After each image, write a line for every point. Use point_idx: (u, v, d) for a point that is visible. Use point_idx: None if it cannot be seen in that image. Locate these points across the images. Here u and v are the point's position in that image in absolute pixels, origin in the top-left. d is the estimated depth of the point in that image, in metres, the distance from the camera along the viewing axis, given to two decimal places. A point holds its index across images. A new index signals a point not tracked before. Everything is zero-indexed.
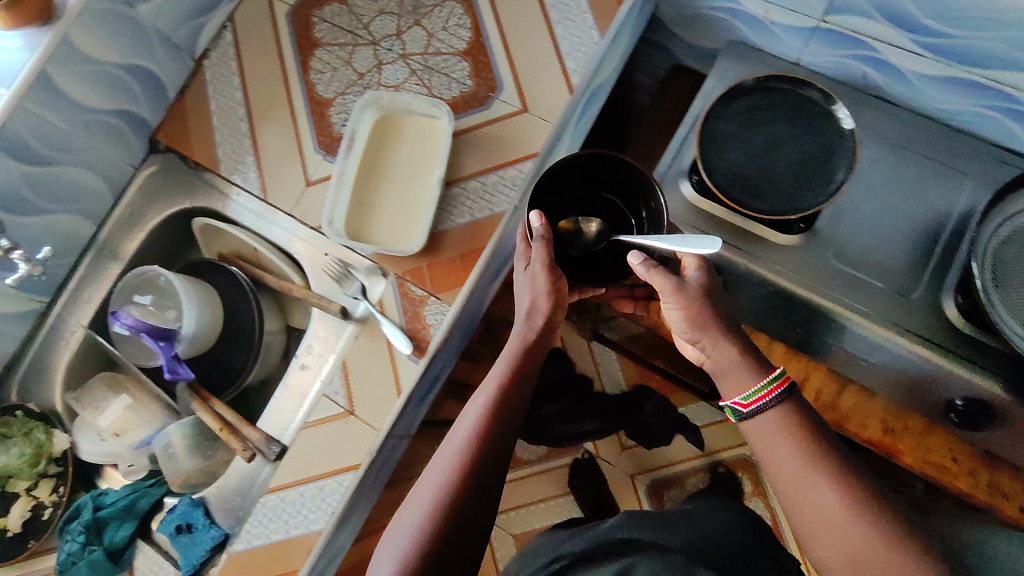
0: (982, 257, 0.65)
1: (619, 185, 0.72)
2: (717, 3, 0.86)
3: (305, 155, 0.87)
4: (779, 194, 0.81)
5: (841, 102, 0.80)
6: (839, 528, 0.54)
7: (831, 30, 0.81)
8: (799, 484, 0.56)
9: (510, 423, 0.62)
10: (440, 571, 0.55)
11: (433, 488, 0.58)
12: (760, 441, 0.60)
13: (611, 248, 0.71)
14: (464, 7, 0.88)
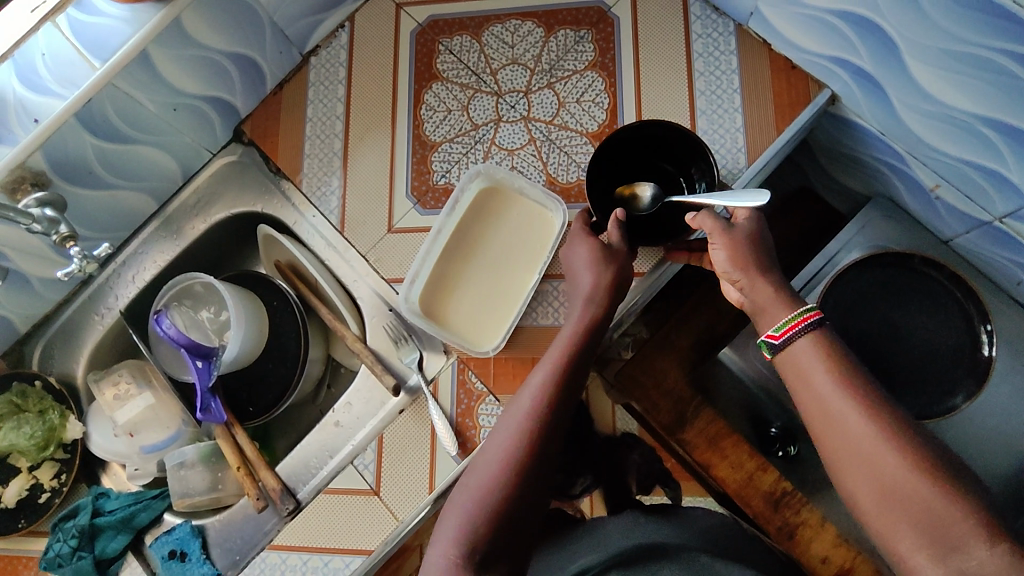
0: None
1: (669, 151, 0.70)
2: (883, 158, 0.76)
3: (394, 197, 0.80)
4: (892, 389, 0.72)
5: (991, 322, 0.73)
6: (866, 454, 0.47)
7: (1004, 231, 0.70)
8: (829, 411, 0.50)
9: (572, 392, 0.60)
10: (511, 533, 0.53)
11: (500, 452, 0.55)
12: (790, 371, 0.54)
13: (673, 211, 0.69)
14: (605, 83, 0.80)
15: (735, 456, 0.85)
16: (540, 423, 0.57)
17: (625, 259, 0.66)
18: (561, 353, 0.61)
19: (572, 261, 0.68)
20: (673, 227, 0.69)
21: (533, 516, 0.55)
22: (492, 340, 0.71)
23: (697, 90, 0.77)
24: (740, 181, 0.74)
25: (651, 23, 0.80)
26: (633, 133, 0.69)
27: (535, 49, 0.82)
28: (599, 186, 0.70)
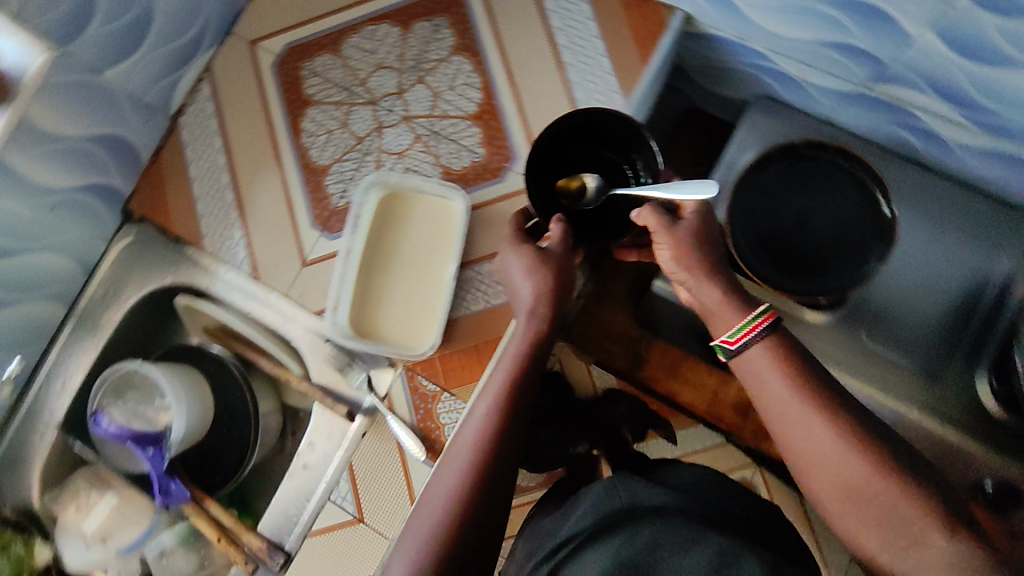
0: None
1: (609, 136, 0.65)
2: (751, 62, 0.80)
3: (300, 229, 0.79)
4: (812, 279, 0.75)
5: (882, 182, 0.76)
6: (829, 462, 0.48)
7: (876, 97, 0.74)
8: (789, 416, 0.51)
9: (520, 408, 0.60)
10: (477, 531, 0.54)
11: (454, 478, 0.56)
12: (747, 376, 0.54)
13: (615, 209, 0.65)
14: (473, 62, 0.80)
15: (696, 378, 0.87)
16: (490, 444, 0.57)
17: (566, 262, 0.64)
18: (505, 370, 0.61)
19: (510, 271, 0.66)
20: (614, 225, 0.65)
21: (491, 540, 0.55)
22: (429, 338, 0.71)
23: (560, 45, 0.79)
24: (623, 121, 0.76)
25: None
26: (568, 124, 0.64)
27: (396, 48, 0.82)
28: (540, 185, 0.65)
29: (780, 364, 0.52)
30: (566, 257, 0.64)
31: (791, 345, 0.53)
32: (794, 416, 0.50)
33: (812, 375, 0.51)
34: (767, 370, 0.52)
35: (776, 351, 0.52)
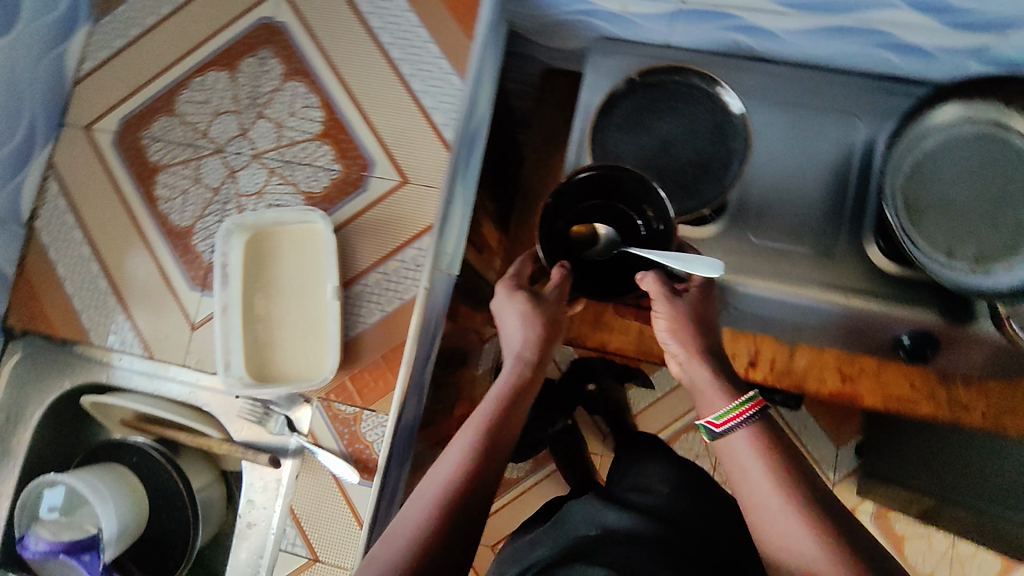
0: (894, 200, 0.67)
1: (616, 189, 0.57)
2: (571, 10, 0.80)
3: (180, 296, 0.78)
4: (685, 194, 0.78)
5: (722, 82, 0.77)
6: (781, 523, 0.47)
7: (694, 9, 0.76)
8: (750, 478, 0.50)
9: (500, 466, 0.51)
10: (443, 563, 0.46)
11: (409, 532, 0.46)
12: (726, 458, 0.52)
13: (622, 261, 0.58)
14: (306, 84, 0.79)
15: None
16: (458, 497, 0.48)
17: (558, 309, 0.59)
18: (489, 419, 0.53)
19: (501, 315, 0.60)
20: (620, 283, 0.58)
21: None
22: (326, 364, 0.70)
23: (386, 44, 0.78)
24: (466, 99, 0.75)
25: (312, 10, 0.80)
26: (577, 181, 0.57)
27: (229, 92, 0.81)
28: (547, 234, 0.58)
29: (765, 455, 0.50)
30: (557, 314, 0.59)
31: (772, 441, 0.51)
32: (771, 507, 0.48)
33: (797, 475, 0.49)
34: (749, 457, 0.51)
35: (764, 439, 0.51)
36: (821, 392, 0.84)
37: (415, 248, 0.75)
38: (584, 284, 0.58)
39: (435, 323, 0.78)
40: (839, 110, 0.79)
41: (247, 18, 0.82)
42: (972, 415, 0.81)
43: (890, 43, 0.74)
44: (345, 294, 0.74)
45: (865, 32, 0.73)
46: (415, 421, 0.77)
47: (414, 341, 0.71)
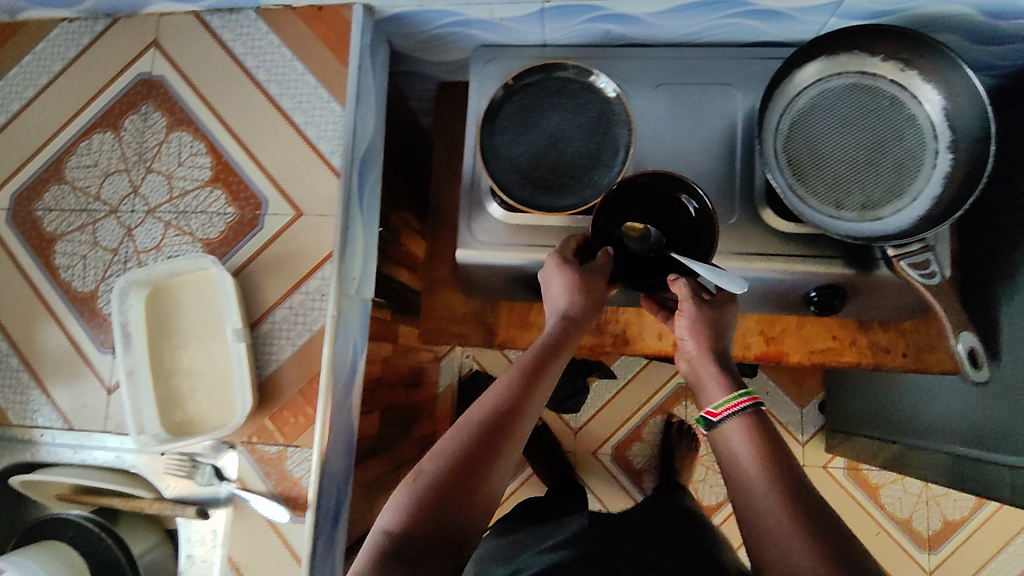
0: (778, 163, 0.76)
1: (670, 198, 0.75)
2: (444, 23, 0.81)
3: (93, 362, 0.77)
4: (580, 185, 0.80)
5: (594, 70, 0.80)
6: (766, 507, 0.61)
7: (558, 6, 0.77)
8: (746, 472, 0.65)
9: (530, 402, 0.67)
10: (475, 466, 0.61)
11: (444, 454, 0.62)
12: (720, 437, 0.70)
13: (659, 258, 0.77)
14: (191, 131, 0.79)
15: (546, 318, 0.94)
16: (489, 425, 0.64)
17: (599, 289, 0.76)
18: (528, 369, 0.69)
19: (549, 280, 0.77)
20: (653, 274, 0.77)
21: (472, 515, 0.60)
22: (238, 408, 0.70)
23: (264, 81, 0.78)
24: (349, 124, 0.76)
25: (186, 57, 0.80)
26: (653, 179, 0.74)
27: (116, 151, 0.80)
28: (610, 224, 0.77)
29: (751, 434, 0.68)
30: (596, 287, 0.75)
31: (764, 427, 0.69)
32: (745, 474, 0.65)
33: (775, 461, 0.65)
34: (740, 440, 0.68)
35: (753, 425, 0.69)
36: (751, 356, 0.90)
37: (318, 277, 0.75)
38: (627, 273, 0.77)
39: (350, 360, 0.78)
40: (714, 81, 0.82)
41: (124, 75, 0.81)
42: (893, 357, 0.87)
43: (752, 11, 0.77)
44: (255, 334, 0.74)
45: (726, 5, 0.76)
46: (348, 442, 0.79)
47: (329, 370, 0.73)
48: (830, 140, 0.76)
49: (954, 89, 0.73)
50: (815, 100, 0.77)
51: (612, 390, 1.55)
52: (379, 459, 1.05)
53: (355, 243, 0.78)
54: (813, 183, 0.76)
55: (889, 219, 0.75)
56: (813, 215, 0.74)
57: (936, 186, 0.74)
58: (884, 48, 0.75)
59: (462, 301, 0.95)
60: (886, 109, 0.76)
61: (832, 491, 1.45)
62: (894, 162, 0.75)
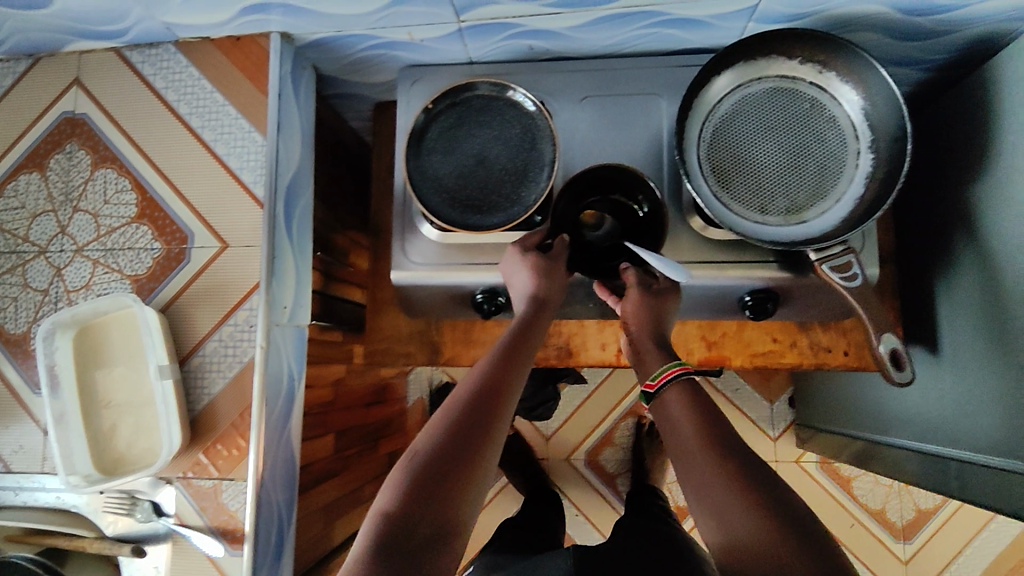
0: (702, 171, 0.76)
1: (628, 191, 0.79)
2: (363, 47, 0.81)
3: (29, 404, 0.77)
4: (508, 202, 0.79)
5: (510, 85, 0.80)
6: (717, 483, 0.56)
7: (473, 25, 0.77)
8: (688, 448, 0.60)
9: (508, 381, 0.64)
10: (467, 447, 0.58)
11: (430, 442, 0.58)
12: (661, 409, 0.65)
13: (613, 247, 0.80)
14: (116, 168, 0.78)
15: (491, 333, 0.94)
16: (472, 405, 0.61)
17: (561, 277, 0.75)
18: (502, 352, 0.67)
19: (513, 273, 0.76)
20: (606, 261, 0.80)
21: (466, 502, 0.56)
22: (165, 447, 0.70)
23: (185, 115, 0.78)
24: (270, 153, 0.76)
25: (108, 94, 0.80)
26: (610, 172, 0.78)
27: (42, 191, 0.80)
28: (570, 212, 0.81)
29: (689, 405, 0.64)
30: (558, 272, 0.75)
31: (698, 395, 0.65)
32: (688, 446, 0.60)
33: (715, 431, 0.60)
34: (679, 415, 0.63)
35: (687, 395, 0.65)
36: (694, 362, 0.91)
37: (246, 308, 0.75)
38: (582, 258, 0.80)
39: (286, 387, 0.78)
40: (638, 92, 0.83)
41: (48, 115, 0.81)
42: (835, 357, 0.88)
43: (668, 21, 0.77)
44: (185, 369, 0.74)
45: (641, 16, 0.75)
46: (291, 470, 0.79)
47: (261, 401, 0.73)
48: (752, 144, 0.76)
49: (870, 87, 0.73)
50: (736, 106, 0.77)
51: (583, 395, 1.56)
52: (336, 482, 1.05)
53: (284, 271, 0.77)
54: (737, 189, 0.76)
55: (813, 222, 0.74)
56: (737, 221, 0.75)
57: (858, 186, 0.74)
58: (801, 50, 0.75)
59: (407, 321, 0.95)
60: (806, 111, 0.76)
61: (805, 485, 1.45)
62: (816, 164, 0.75)
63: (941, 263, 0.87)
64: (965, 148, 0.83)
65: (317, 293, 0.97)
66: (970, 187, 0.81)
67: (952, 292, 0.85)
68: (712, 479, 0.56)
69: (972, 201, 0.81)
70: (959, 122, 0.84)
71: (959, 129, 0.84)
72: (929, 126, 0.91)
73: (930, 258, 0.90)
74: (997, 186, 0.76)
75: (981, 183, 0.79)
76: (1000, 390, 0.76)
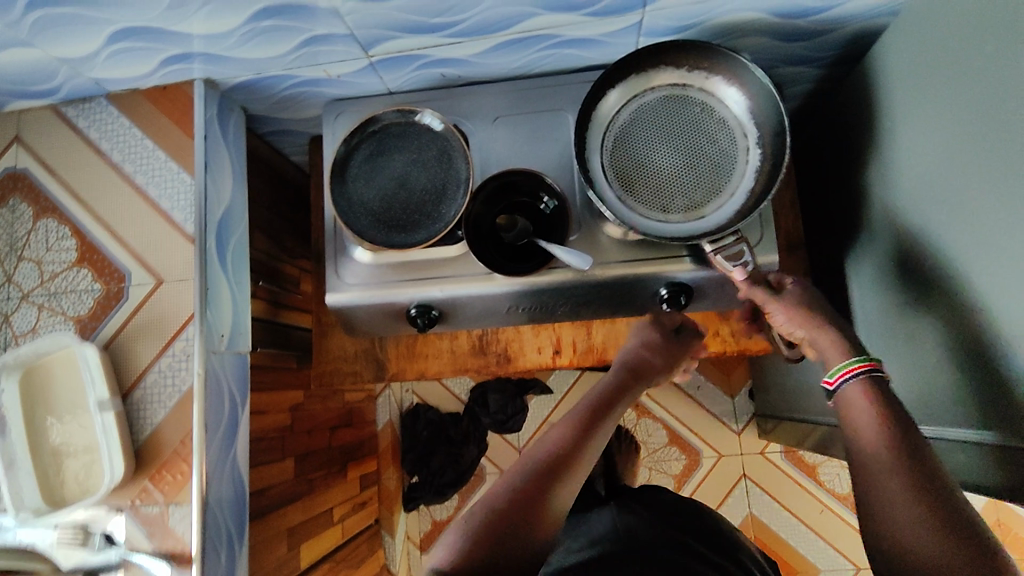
0: (605, 178, 0.81)
1: (538, 194, 0.84)
2: (285, 86, 0.86)
3: None
4: (430, 220, 0.83)
5: (417, 109, 0.85)
6: (899, 510, 0.54)
7: (383, 59, 0.82)
8: (886, 490, 0.56)
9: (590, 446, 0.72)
10: (543, 479, 0.68)
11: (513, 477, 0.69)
12: (844, 409, 0.63)
13: (530, 246, 0.84)
14: (56, 217, 0.83)
15: (433, 347, 0.98)
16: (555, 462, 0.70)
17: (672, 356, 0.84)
18: (584, 422, 0.74)
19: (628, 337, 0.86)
20: (525, 259, 0.84)
21: (549, 515, 0.67)
22: (107, 477, 0.73)
23: (118, 161, 0.83)
24: (198, 191, 0.81)
25: (46, 148, 0.84)
26: (518, 176, 0.83)
27: None
28: (487, 215, 0.84)
29: (875, 407, 0.61)
30: (675, 352, 0.85)
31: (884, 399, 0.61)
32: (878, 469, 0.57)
33: (899, 437, 0.58)
34: (865, 414, 0.61)
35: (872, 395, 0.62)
36: None
37: (183, 339, 0.79)
38: (502, 258, 0.83)
39: (230, 410, 0.82)
40: (547, 109, 0.88)
41: None
42: (755, 342, 0.94)
43: (563, 42, 0.82)
44: (128, 401, 0.78)
45: (538, 39, 0.81)
46: (239, 493, 0.82)
47: (201, 426, 0.76)
48: (651, 149, 0.81)
49: (749, 87, 0.78)
50: (634, 115, 0.82)
51: (551, 406, 1.59)
52: (300, 505, 1.08)
53: (218, 301, 0.82)
54: (640, 192, 0.80)
55: (712, 217, 0.79)
56: (643, 222, 0.79)
57: (750, 179, 0.79)
58: (687, 60, 0.80)
59: (354, 341, 0.98)
60: (698, 115, 0.81)
61: (772, 475, 1.48)
62: (711, 162, 0.80)
63: (850, 246, 0.92)
64: (857, 137, 0.88)
65: (264, 321, 1.01)
66: (864, 173, 0.86)
67: (861, 273, 0.90)
68: (906, 507, 0.54)
69: (867, 187, 0.86)
70: (850, 113, 0.89)
71: (851, 120, 0.89)
72: (829, 119, 0.97)
73: (843, 243, 0.94)
74: (885, 170, 0.81)
75: (872, 169, 0.84)
76: (909, 361, 0.80)
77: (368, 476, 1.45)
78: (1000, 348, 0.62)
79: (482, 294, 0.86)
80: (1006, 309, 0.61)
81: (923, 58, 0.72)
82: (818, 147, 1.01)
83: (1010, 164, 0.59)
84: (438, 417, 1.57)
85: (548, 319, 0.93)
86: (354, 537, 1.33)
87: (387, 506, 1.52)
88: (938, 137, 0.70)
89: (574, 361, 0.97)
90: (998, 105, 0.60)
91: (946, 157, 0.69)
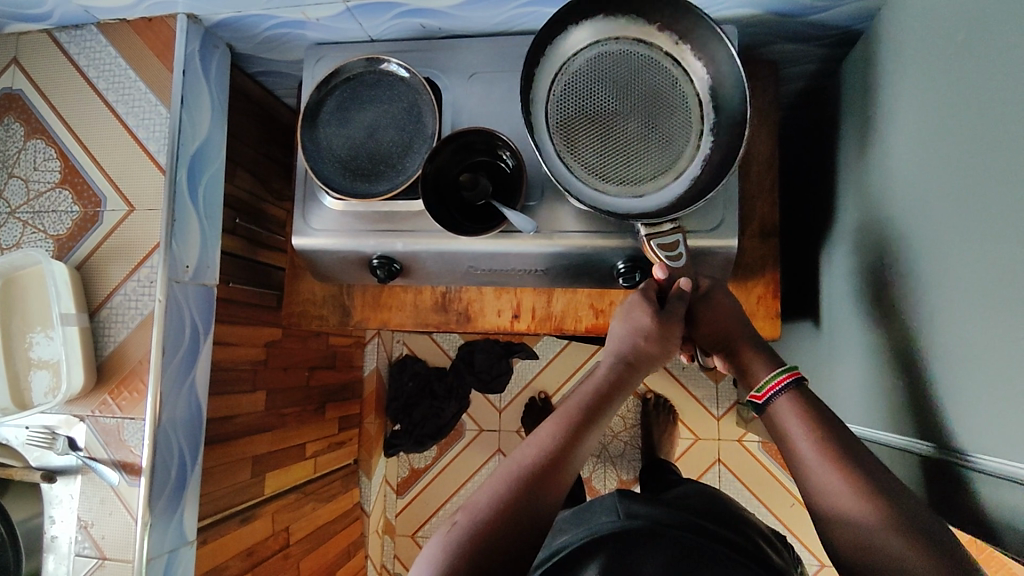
0: (547, 131, 0.76)
1: (497, 155, 0.83)
2: (266, 26, 0.86)
3: None
4: (394, 172, 0.84)
5: (383, 56, 0.85)
6: (866, 527, 0.56)
7: (359, 5, 0.81)
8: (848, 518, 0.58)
9: (578, 450, 0.63)
10: (526, 496, 0.58)
11: (491, 494, 0.59)
12: (776, 419, 0.66)
13: (489, 206, 0.83)
14: (44, 139, 0.87)
15: (399, 300, 1.00)
16: (542, 468, 0.60)
17: (671, 339, 0.73)
18: (574, 422, 0.64)
19: (621, 319, 0.75)
20: (482, 217, 0.84)
21: (530, 539, 0.57)
22: (66, 385, 0.79)
23: (102, 89, 0.86)
24: (172, 124, 0.84)
25: (40, 71, 0.88)
26: (478, 136, 0.82)
27: None
28: (449, 168, 0.83)
29: (803, 415, 0.64)
30: (670, 338, 0.73)
31: (812, 406, 0.65)
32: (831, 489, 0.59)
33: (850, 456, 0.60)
34: (796, 425, 0.64)
35: (799, 403, 0.65)
36: (581, 329, 0.95)
37: (149, 267, 0.83)
38: (461, 215, 0.83)
39: (192, 337, 0.86)
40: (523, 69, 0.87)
41: None
42: None
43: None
44: (96, 318, 0.83)
45: None
46: (196, 417, 0.87)
47: (158, 349, 0.81)
48: (601, 105, 0.75)
49: (716, 54, 0.73)
50: (590, 59, 0.76)
51: (533, 370, 1.61)
52: (269, 437, 1.09)
53: (186, 233, 0.85)
54: (581, 149, 0.76)
55: (651, 197, 0.75)
56: (581, 181, 0.76)
57: (697, 165, 0.75)
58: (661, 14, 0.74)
59: (324, 286, 1.01)
60: (657, 80, 0.75)
61: (748, 464, 1.46)
62: (660, 135, 0.75)
63: (829, 237, 0.88)
64: (846, 124, 0.84)
65: (244, 259, 1.04)
66: (849, 161, 0.82)
67: (833, 267, 0.87)
68: (868, 520, 0.56)
69: (849, 177, 0.82)
70: (843, 97, 0.85)
71: (843, 105, 0.85)
72: (824, 104, 0.92)
73: (820, 235, 0.91)
74: (867, 159, 0.77)
75: (855, 158, 0.80)
76: (864, 361, 0.77)
77: (351, 418, 1.49)
78: (947, 358, 0.59)
79: (442, 252, 0.86)
80: (953, 315, 0.58)
81: (909, 43, 0.67)
82: (813, 133, 0.96)
83: (976, 162, 0.55)
84: (424, 370, 1.62)
85: (510, 283, 0.93)
86: (328, 474, 1.38)
87: (368, 449, 1.53)
88: (914, 129, 0.66)
89: (532, 326, 0.97)
90: (970, 97, 0.56)
91: (921, 151, 0.64)
